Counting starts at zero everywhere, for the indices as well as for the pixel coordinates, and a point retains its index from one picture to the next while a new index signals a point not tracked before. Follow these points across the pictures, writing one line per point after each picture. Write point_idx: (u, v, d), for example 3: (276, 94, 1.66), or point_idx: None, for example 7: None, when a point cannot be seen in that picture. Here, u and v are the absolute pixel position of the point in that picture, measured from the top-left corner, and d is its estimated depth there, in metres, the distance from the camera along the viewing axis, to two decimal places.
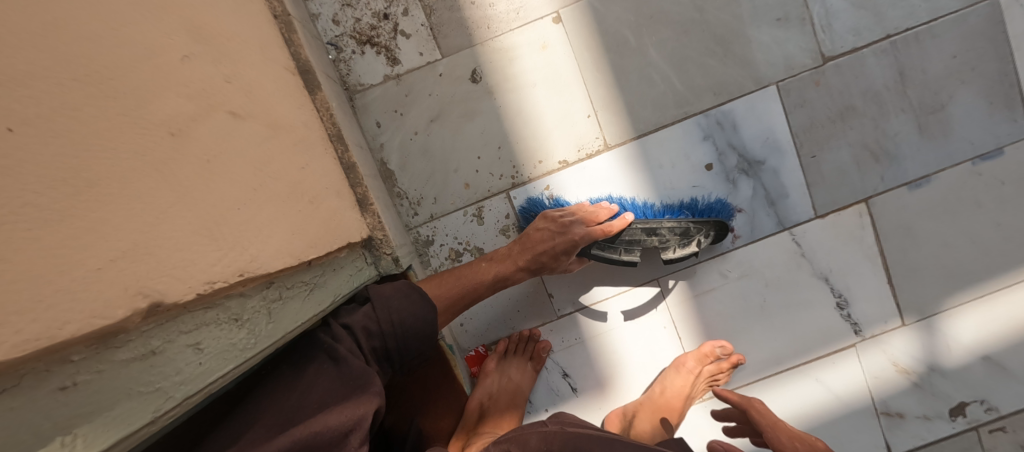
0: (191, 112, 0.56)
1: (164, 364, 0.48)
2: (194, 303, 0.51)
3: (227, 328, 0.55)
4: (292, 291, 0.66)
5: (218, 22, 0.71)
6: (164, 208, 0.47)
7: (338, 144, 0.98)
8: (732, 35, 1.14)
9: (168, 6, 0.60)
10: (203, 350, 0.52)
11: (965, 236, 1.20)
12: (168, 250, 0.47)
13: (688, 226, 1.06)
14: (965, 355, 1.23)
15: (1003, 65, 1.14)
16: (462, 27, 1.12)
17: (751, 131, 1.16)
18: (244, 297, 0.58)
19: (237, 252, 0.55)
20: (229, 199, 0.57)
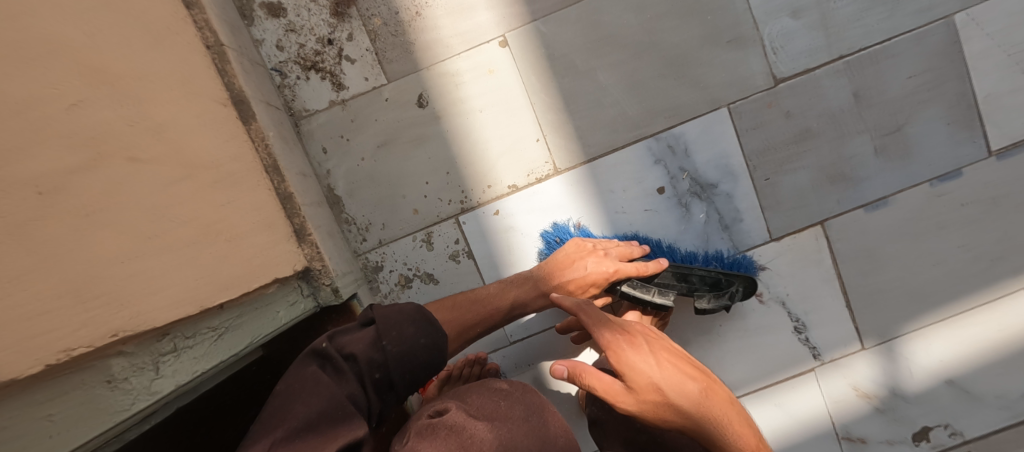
0: (69, 166, 0.58)
1: (5, 443, 0.51)
2: (47, 372, 0.55)
3: (89, 393, 0.59)
4: (190, 341, 0.70)
5: (123, 63, 0.70)
6: (16, 273, 0.51)
7: (275, 175, 0.96)
8: (685, 57, 1.11)
9: (55, 55, 0.60)
10: (56, 420, 0.56)
11: (927, 259, 1.17)
12: (17, 316, 0.51)
13: (720, 278, 1.05)
14: (929, 379, 1.20)
15: (962, 85, 1.12)
16: (408, 52, 1.11)
17: (703, 155, 1.14)
18: (119, 359, 0.62)
19: (115, 309, 0.59)
20: (107, 250, 0.59)
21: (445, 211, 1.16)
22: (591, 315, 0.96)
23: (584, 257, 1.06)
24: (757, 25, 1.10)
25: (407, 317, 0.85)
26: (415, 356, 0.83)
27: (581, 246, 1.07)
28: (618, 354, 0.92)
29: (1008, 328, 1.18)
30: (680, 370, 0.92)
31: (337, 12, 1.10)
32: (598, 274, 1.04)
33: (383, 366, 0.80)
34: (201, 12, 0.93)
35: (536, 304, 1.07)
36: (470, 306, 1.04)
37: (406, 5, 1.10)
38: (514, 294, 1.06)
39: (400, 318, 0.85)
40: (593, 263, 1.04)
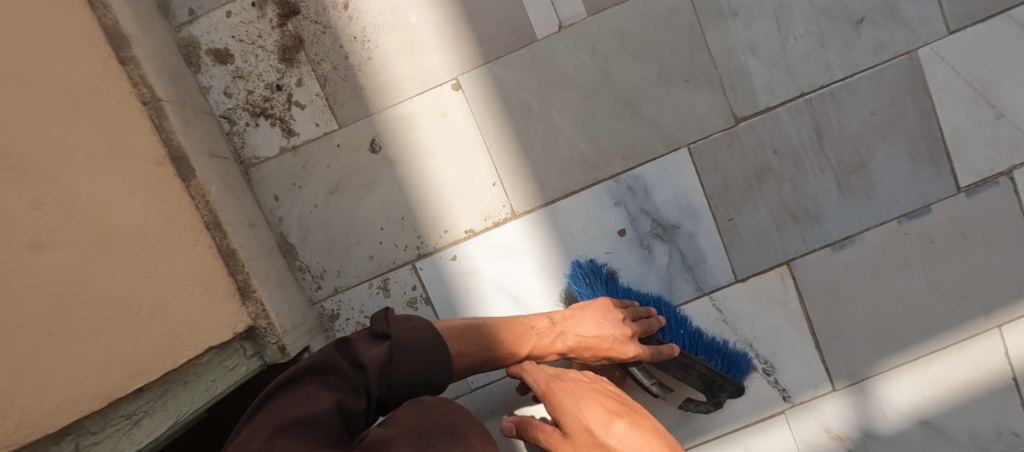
0: None
1: None
2: None
3: None
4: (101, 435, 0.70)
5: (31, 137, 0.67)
6: None
7: (216, 231, 0.93)
8: (640, 97, 1.09)
9: None
10: None
11: (896, 298, 1.14)
12: None
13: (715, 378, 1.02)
14: (902, 419, 1.17)
15: (926, 120, 1.09)
16: (359, 96, 1.09)
17: (664, 196, 1.11)
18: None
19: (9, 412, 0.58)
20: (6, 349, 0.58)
21: (401, 257, 1.13)
22: (524, 363, 0.99)
23: (529, 323, 0.99)
24: (714, 63, 1.09)
25: (423, 335, 0.82)
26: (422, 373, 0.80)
27: (585, 315, 1.00)
28: (553, 402, 0.93)
29: (980, 368, 1.15)
30: (608, 408, 0.91)
31: (285, 57, 1.07)
32: (555, 343, 0.98)
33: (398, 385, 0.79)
34: (136, 68, 0.91)
35: (557, 347, 0.98)
36: (488, 337, 0.94)
37: (356, 48, 1.08)
38: (566, 341, 0.98)
39: (416, 336, 0.82)
40: (602, 326, 0.98)
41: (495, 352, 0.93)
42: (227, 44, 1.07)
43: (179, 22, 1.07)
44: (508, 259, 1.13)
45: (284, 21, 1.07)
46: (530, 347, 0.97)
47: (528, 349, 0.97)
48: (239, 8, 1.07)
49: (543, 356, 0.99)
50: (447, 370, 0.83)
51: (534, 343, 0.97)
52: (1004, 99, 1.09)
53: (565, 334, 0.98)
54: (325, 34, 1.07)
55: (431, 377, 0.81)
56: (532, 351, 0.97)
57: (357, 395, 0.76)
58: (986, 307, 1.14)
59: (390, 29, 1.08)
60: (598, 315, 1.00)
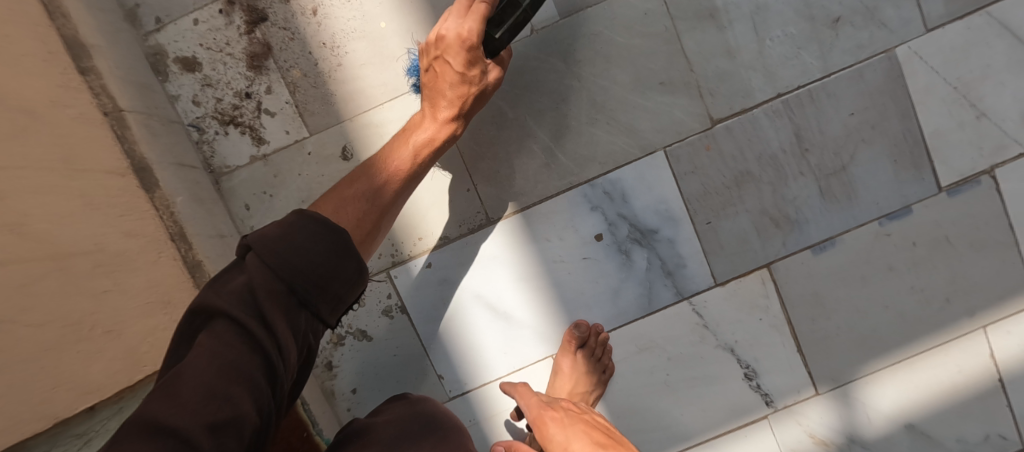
0: None
1: None
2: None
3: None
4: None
5: None
6: None
7: (182, 242, 0.91)
8: (615, 101, 1.08)
9: None
10: None
11: (878, 301, 1.13)
12: None
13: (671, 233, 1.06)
14: (887, 423, 1.15)
15: (906, 122, 1.08)
16: (330, 103, 1.07)
17: (642, 201, 1.10)
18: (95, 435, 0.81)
19: None
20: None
21: (375, 265, 1.12)
22: (520, 391, 1.06)
23: (423, 123, 0.95)
24: (690, 66, 1.07)
25: (290, 228, 0.66)
26: (321, 268, 0.65)
27: (438, 110, 0.94)
28: (543, 429, 0.97)
29: (965, 371, 1.14)
30: (594, 440, 0.91)
31: (254, 65, 1.06)
32: (432, 127, 0.94)
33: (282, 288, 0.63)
34: (98, 77, 0.90)
35: (441, 116, 0.94)
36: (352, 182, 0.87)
37: (325, 55, 1.06)
38: (427, 130, 0.94)
39: (279, 232, 0.66)
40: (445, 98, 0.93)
41: (364, 168, 0.90)
42: (195, 52, 1.06)
43: (146, 30, 1.06)
44: (484, 268, 1.12)
45: (252, 28, 1.05)
46: (425, 138, 0.94)
47: (396, 166, 0.91)
48: (206, 16, 1.05)
49: (413, 156, 0.93)
50: (326, 261, 0.66)
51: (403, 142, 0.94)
52: (984, 98, 1.07)
53: (438, 125, 0.94)
54: (294, 41, 1.06)
55: (337, 268, 0.67)
56: (409, 146, 0.93)
57: (239, 317, 0.61)
58: (970, 309, 1.13)
59: (361, 35, 1.06)
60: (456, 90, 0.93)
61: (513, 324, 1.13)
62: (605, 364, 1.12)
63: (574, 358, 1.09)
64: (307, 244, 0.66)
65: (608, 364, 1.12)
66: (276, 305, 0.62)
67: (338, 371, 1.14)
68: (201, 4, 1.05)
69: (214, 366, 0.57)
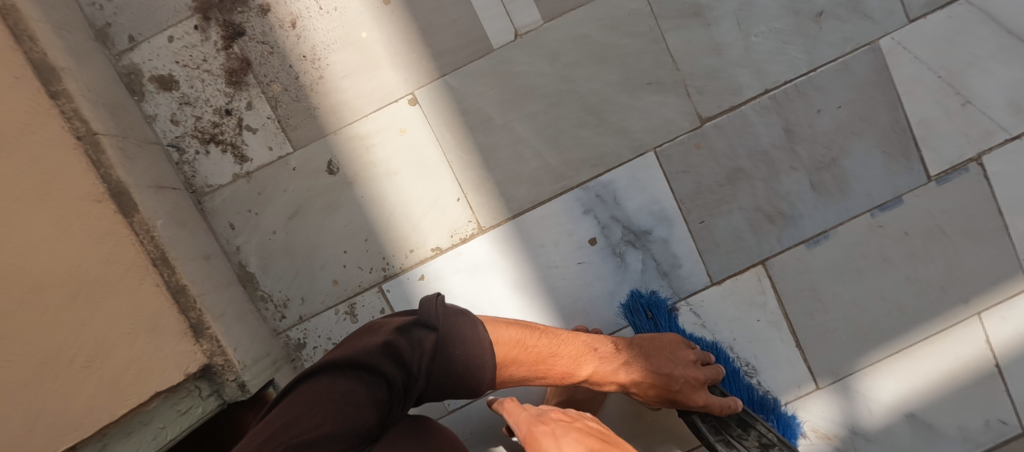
0: None
1: None
2: None
3: None
4: None
5: None
6: None
7: (164, 267, 0.88)
8: (603, 104, 1.06)
9: None
10: None
11: (875, 293, 1.12)
12: None
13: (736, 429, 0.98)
14: (888, 413, 1.15)
15: (894, 112, 1.08)
16: (313, 116, 1.05)
17: (634, 203, 1.09)
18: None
19: None
20: None
21: (367, 280, 1.09)
22: (510, 411, 1.02)
23: (590, 358, 0.95)
24: (677, 65, 1.06)
25: (473, 334, 0.81)
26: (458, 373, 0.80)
27: (603, 348, 0.97)
28: (535, 445, 0.95)
29: (962, 358, 1.14)
30: (588, 446, 0.90)
31: (232, 81, 1.03)
32: (607, 371, 0.96)
33: (421, 382, 0.77)
34: (69, 100, 0.87)
35: (624, 377, 0.97)
36: (529, 365, 0.91)
37: (306, 68, 1.04)
38: (596, 367, 0.95)
39: (462, 334, 0.81)
40: (600, 348, 0.97)
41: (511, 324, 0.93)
42: (171, 70, 1.03)
43: (119, 49, 1.03)
44: (478, 278, 1.10)
45: (230, 43, 1.03)
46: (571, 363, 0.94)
47: (575, 373, 0.94)
48: (181, 32, 1.03)
49: (570, 372, 0.94)
50: (465, 370, 0.80)
51: (580, 366, 0.94)
52: (970, 85, 1.08)
53: (603, 372, 0.96)
54: (273, 55, 1.03)
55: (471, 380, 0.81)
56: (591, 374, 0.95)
57: (393, 381, 0.74)
58: (966, 296, 1.13)
59: (341, 46, 1.04)
60: (635, 353, 0.98)
61: None
62: None
63: None
64: (468, 354, 0.80)
65: None
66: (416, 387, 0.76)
67: None
68: (176, 21, 1.02)
69: (368, 405, 0.71)
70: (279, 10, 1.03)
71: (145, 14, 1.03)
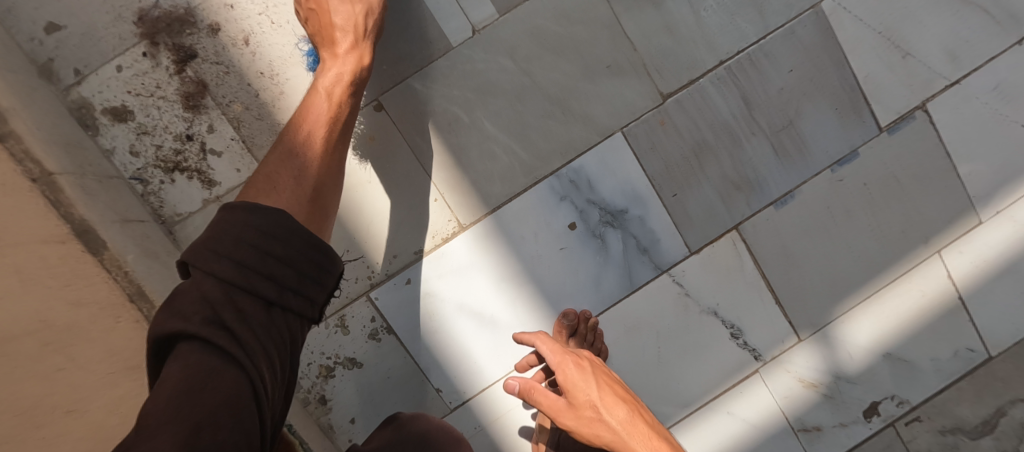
0: None
1: None
2: None
3: None
4: None
5: None
6: None
7: (142, 302, 0.87)
8: (567, 91, 1.08)
9: None
10: None
11: (843, 244, 1.18)
12: None
13: None
14: (867, 355, 1.22)
15: (841, 71, 1.13)
16: (278, 133, 1.03)
17: (608, 185, 1.11)
18: None
19: None
20: None
21: (354, 290, 1.10)
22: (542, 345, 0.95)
23: (339, 62, 0.90)
24: (633, 46, 1.09)
25: (238, 222, 0.63)
26: (283, 258, 0.63)
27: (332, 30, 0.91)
28: (564, 373, 0.90)
29: (928, 295, 1.21)
30: (616, 394, 0.88)
31: (190, 105, 1.01)
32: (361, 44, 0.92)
33: (253, 303, 0.60)
34: (18, 142, 0.83)
35: (342, 46, 0.91)
36: (291, 165, 0.76)
37: (265, 84, 1.02)
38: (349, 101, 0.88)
39: (226, 231, 0.62)
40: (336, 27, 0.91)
41: (278, 140, 0.81)
42: (124, 100, 1.00)
43: (65, 84, 0.99)
44: (463, 276, 1.11)
45: (182, 67, 1.00)
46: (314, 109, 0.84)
47: (340, 107, 0.86)
48: (129, 61, 0.99)
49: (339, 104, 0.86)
50: (287, 253, 0.64)
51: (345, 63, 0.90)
52: (907, 39, 1.14)
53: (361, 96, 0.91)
54: (229, 74, 1.01)
55: (300, 260, 0.64)
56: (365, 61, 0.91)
57: (197, 329, 0.56)
58: (925, 237, 1.20)
59: (299, 59, 1.02)
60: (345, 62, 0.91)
61: (500, 327, 1.12)
62: (599, 347, 1.11)
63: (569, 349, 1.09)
64: (254, 242, 0.62)
65: (601, 347, 1.12)
66: (241, 313, 0.59)
67: (333, 403, 1.11)
68: (122, 49, 0.99)
69: (190, 373, 0.53)
70: (229, 28, 1.00)
71: (88, 46, 0.99)
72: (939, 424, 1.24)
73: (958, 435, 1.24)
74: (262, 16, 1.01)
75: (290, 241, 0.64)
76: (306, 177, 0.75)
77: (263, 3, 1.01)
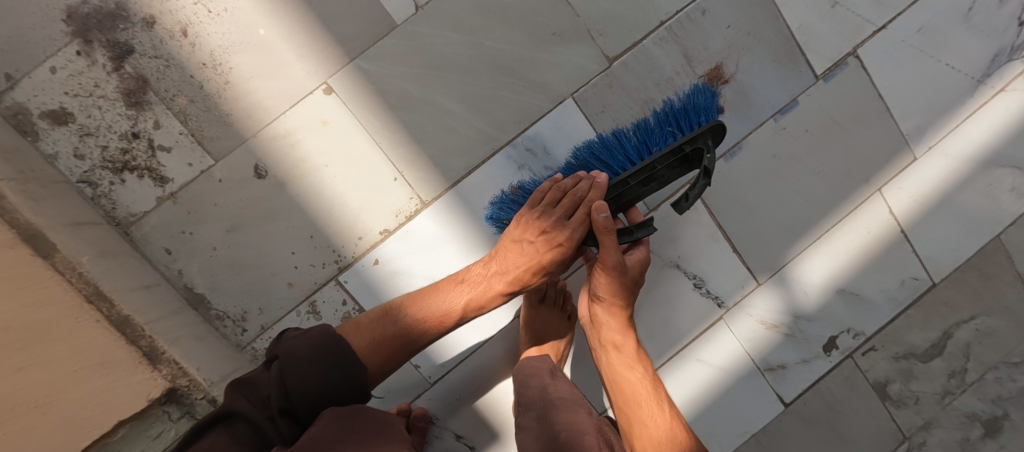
0: None
1: None
2: None
3: None
4: None
5: None
6: None
7: (101, 302, 0.86)
8: (515, 61, 1.10)
9: None
10: None
11: (792, 189, 1.24)
12: None
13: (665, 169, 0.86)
14: (823, 292, 1.29)
15: (776, 23, 1.18)
16: (226, 124, 1.02)
17: (564, 150, 1.14)
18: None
19: None
20: None
21: (322, 276, 1.10)
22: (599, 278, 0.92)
23: (536, 235, 0.91)
24: (576, 12, 1.11)
25: (312, 348, 0.76)
26: (327, 389, 0.75)
27: (534, 223, 0.92)
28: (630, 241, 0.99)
29: (872, 230, 1.28)
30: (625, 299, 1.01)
31: (132, 102, 0.99)
32: (559, 244, 0.90)
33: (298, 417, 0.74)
34: None
35: (498, 284, 0.93)
36: (414, 313, 0.89)
37: (208, 75, 1.00)
38: (525, 255, 0.92)
39: (304, 347, 0.76)
40: (550, 210, 0.92)
41: (426, 290, 0.93)
42: (62, 102, 0.97)
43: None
44: (431, 250, 1.12)
45: (120, 63, 0.98)
46: (462, 303, 0.91)
47: (490, 295, 0.92)
48: (63, 60, 0.96)
49: (485, 300, 0.92)
50: (341, 382, 0.76)
51: (540, 252, 0.91)
52: None
53: (545, 257, 0.91)
54: (170, 68, 0.99)
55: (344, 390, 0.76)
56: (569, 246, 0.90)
57: (253, 418, 0.73)
58: (866, 177, 1.26)
59: (240, 47, 1.01)
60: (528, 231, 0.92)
61: None
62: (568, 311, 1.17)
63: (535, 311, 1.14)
64: (313, 366, 0.75)
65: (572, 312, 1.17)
66: (285, 425, 0.73)
67: None
68: (54, 49, 0.96)
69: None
70: (166, 20, 0.98)
71: (18, 49, 0.96)
72: (893, 351, 1.33)
73: (910, 359, 1.33)
74: (197, 5, 0.99)
75: (352, 376, 0.77)
76: (403, 340, 0.86)
77: None
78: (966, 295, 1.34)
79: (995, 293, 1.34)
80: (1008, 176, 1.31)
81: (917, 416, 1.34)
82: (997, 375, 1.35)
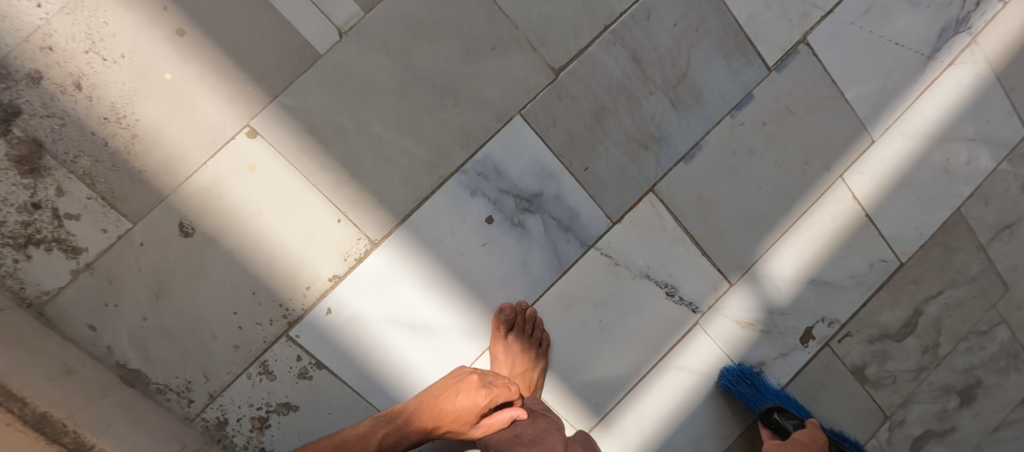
0: None
1: None
2: None
3: None
4: None
5: None
6: None
7: (11, 400, 0.74)
8: (454, 80, 1.02)
9: None
10: None
11: (755, 184, 1.20)
12: None
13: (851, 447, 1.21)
14: (794, 285, 1.26)
15: (722, 16, 1.13)
16: (140, 182, 0.92)
17: (516, 169, 1.07)
18: None
19: None
20: None
21: (270, 333, 1.01)
22: (507, 412, 1.00)
23: (464, 386, 0.98)
24: (513, 23, 1.04)
25: None
26: None
27: (468, 379, 0.99)
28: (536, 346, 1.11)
29: (838, 217, 1.26)
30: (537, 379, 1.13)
31: (27, 169, 0.88)
32: (482, 399, 0.96)
33: None
34: None
35: (414, 428, 0.97)
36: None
37: (113, 130, 0.90)
38: (450, 403, 0.97)
39: None
40: (486, 377, 1.01)
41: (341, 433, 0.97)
42: None
43: None
44: (385, 291, 1.05)
45: (7, 127, 0.87)
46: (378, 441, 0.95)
47: (406, 436, 0.96)
48: None
49: (400, 441, 0.96)
50: None
51: (461, 402, 0.96)
52: None
53: (459, 410, 0.96)
54: (66, 126, 0.89)
55: None
56: (489, 404, 0.97)
57: None
58: (827, 165, 1.24)
59: (146, 95, 0.91)
60: (451, 386, 0.99)
61: (434, 333, 1.08)
62: (539, 337, 1.11)
63: (508, 342, 1.08)
64: None
65: (541, 336, 1.11)
66: None
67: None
68: None
69: None
70: (54, 73, 0.87)
71: None
72: (868, 334, 1.32)
73: (885, 340, 1.33)
74: (89, 53, 0.88)
75: None
76: None
77: (88, 39, 0.88)
78: (934, 271, 1.33)
79: (960, 265, 1.35)
80: (962, 148, 1.31)
81: (896, 395, 1.34)
82: (967, 344, 1.37)
